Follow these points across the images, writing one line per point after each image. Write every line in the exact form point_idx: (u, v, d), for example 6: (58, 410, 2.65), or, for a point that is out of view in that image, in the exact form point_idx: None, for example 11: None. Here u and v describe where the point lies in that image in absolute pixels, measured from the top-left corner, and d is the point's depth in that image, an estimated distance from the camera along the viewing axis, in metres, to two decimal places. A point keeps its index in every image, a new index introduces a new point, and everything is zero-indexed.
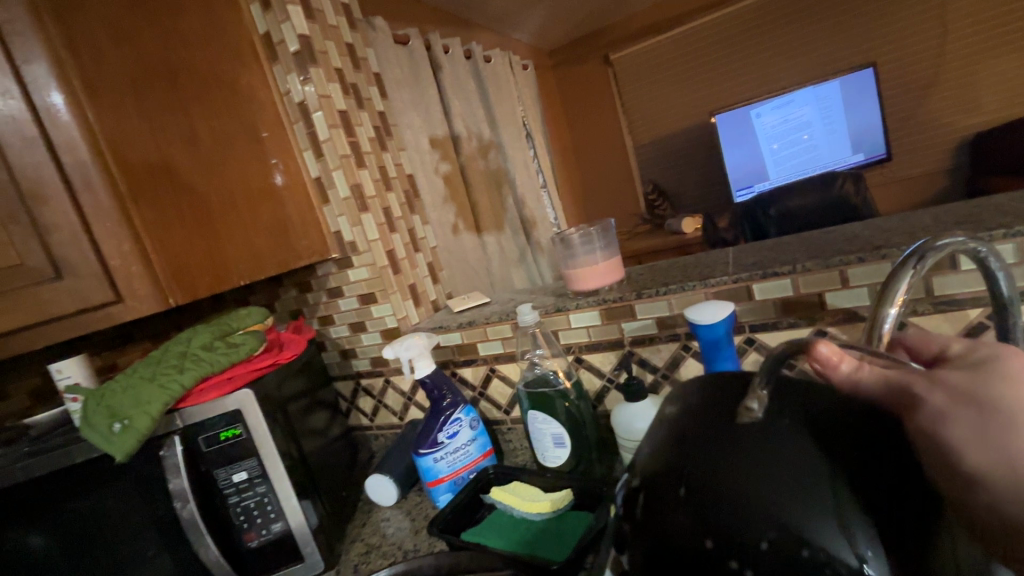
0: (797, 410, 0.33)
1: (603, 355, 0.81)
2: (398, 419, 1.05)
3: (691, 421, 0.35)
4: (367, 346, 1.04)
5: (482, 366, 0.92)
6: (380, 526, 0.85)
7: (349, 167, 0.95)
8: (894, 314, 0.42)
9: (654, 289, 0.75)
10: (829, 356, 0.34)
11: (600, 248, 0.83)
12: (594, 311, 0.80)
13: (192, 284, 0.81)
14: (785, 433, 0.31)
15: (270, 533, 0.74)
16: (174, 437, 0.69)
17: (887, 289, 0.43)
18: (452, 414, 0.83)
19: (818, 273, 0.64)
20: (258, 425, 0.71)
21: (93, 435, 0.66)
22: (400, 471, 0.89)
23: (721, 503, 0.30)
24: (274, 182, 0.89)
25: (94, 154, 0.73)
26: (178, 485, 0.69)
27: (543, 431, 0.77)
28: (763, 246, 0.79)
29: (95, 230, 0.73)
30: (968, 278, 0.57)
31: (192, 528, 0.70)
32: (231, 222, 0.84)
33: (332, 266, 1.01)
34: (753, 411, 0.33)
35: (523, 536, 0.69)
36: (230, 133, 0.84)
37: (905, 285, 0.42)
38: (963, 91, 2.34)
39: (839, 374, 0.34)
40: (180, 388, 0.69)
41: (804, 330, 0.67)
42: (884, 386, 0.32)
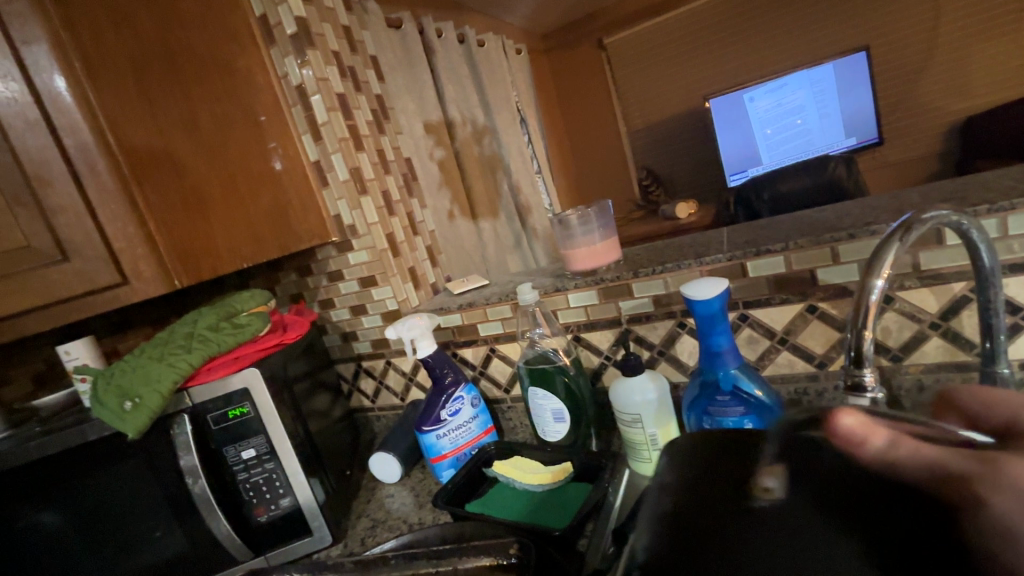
0: (813, 485, 0.29)
1: (601, 333, 0.83)
2: (399, 399, 1.07)
3: (691, 509, 0.35)
4: (368, 329, 1.05)
5: (482, 346, 0.94)
6: (385, 502, 0.87)
7: (348, 150, 0.95)
8: (880, 285, 0.47)
9: (650, 268, 0.77)
10: (855, 429, 0.29)
11: (597, 229, 0.84)
12: (591, 291, 0.81)
13: (197, 266, 0.82)
14: (796, 522, 0.29)
15: (279, 508, 0.76)
16: (184, 415, 0.70)
17: (874, 262, 0.47)
18: (454, 391, 0.85)
19: (810, 250, 0.66)
20: (266, 404, 0.73)
21: (104, 413, 0.68)
22: (403, 448, 0.91)
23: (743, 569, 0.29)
24: (273, 167, 0.89)
25: (97, 136, 0.73)
26: (189, 461, 0.71)
27: (543, 406, 0.79)
28: (756, 225, 0.80)
29: (99, 213, 0.74)
30: (953, 252, 0.59)
31: (203, 504, 0.71)
32: (234, 205, 0.85)
33: (332, 249, 1.02)
34: (768, 490, 0.32)
35: (526, 506, 0.72)
36: (229, 116, 0.85)
37: (892, 256, 0.46)
38: (955, 75, 2.36)
39: (869, 449, 0.28)
40: (189, 367, 0.70)
41: (795, 306, 0.70)
42: (925, 470, 0.26)
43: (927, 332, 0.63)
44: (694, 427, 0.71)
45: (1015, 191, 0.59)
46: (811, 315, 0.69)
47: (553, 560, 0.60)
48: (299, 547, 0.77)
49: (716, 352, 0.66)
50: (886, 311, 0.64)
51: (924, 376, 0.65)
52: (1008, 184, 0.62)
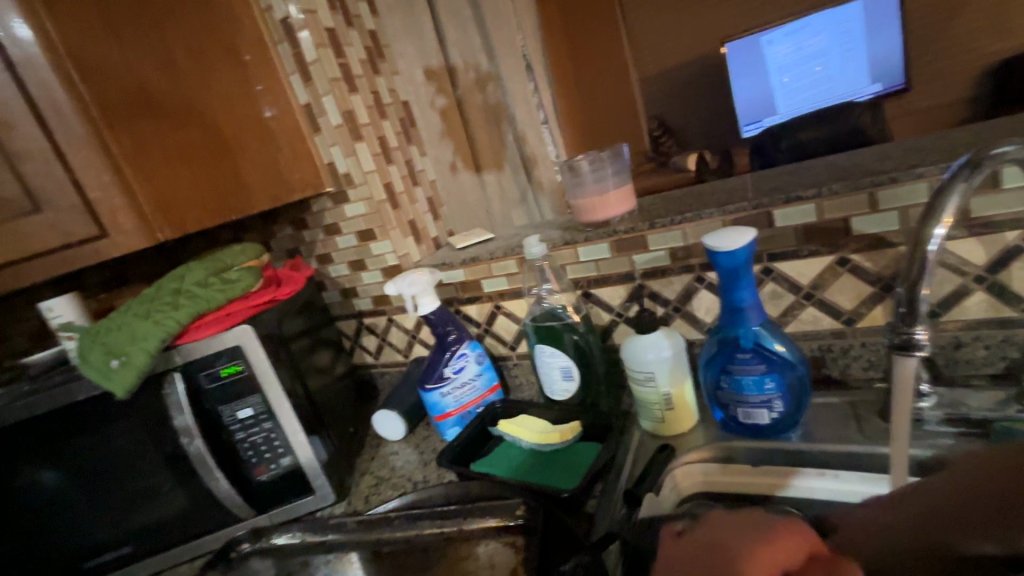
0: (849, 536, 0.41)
1: (613, 289, 0.78)
2: (403, 356, 1.04)
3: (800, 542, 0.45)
4: (368, 285, 1.01)
5: (487, 303, 0.90)
6: (390, 460, 0.86)
7: (340, 92, 0.88)
8: (940, 233, 0.43)
9: (667, 219, 0.71)
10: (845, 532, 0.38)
11: (610, 178, 0.78)
12: (603, 243, 0.76)
13: (181, 216, 0.78)
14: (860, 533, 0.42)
15: (279, 467, 0.74)
16: (174, 374, 0.68)
17: (933, 208, 0.43)
18: (458, 349, 0.82)
19: (845, 197, 0.61)
20: (261, 362, 0.70)
21: (92, 372, 0.65)
22: (407, 406, 0.89)
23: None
24: (262, 114, 0.82)
25: (61, 74, 0.68)
26: (183, 421, 0.69)
27: (551, 364, 0.75)
28: (784, 171, 0.74)
29: (71, 159, 0.70)
30: (1010, 197, 0.53)
31: (200, 462, 0.70)
32: (220, 154, 0.79)
33: (328, 201, 0.97)
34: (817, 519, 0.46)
35: (531, 466, 0.70)
36: (209, 55, 0.77)
37: (955, 201, 0.42)
38: (991, 14, 2.19)
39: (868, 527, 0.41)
40: (176, 325, 0.67)
41: (825, 258, 0.64)
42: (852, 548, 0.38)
43: (971, 287, 0.58)
44: (708, 385, 0.67)
45: None
46: (842, 268, 0.64)
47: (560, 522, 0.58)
48: (302, 505, 0.76)
49: (738, 308, 0.61)
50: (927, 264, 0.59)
51: (962, 332, 0.60)
52: None
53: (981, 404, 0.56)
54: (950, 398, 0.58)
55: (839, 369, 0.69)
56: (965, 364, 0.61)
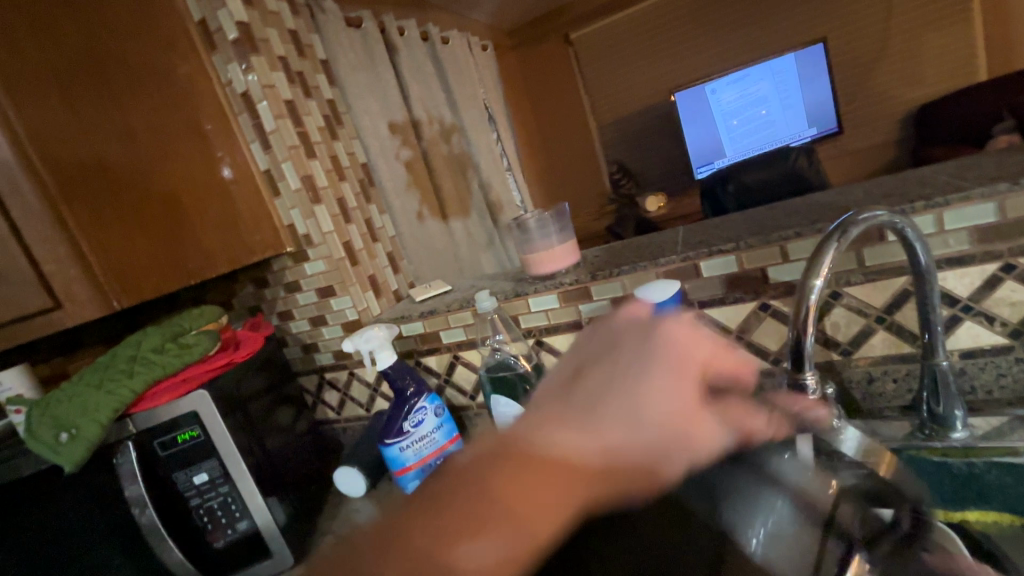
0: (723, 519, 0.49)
1: (563, 336, 0.82)
2: (365, 411, 1.05)
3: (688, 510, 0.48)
4: (329, 340, 1.03)
5: (446, 353, 0.93)
6: (351, 518, 0.86)
7: (299, 158, 0.93)
8: (818, 285, 0.48)
9: (607, 271, 0.77)
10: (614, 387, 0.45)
11: (555, 233, 0.84)
12: (551, 294, 0.81)
13: (138, 285, 0.79)
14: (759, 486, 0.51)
15: (236, 532, 0.74)
16: (127, 444, 0.68)
17: (814, 262, 0.49)
18: (416, 402, 0.84)
19: (759, 249, 0.67)
20: (217, 427, 0.71)
21: (39, 447, 0.65)
22: (368, 462, 0.90)
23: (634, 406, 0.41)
24: (222, 177, 0.87)
25: (15, 149, 0.70)
26: (135, 492, 0.68)
27: (505, 415, 0.78)
28: (712, 223, 0.81)
29: (26, 235, 0.73)
30: (893, 248, 0.60)
31: (152, 533, 0.69)
32: (178, 221, 0.82)
33: (288, 260, 1.00)
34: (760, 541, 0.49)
35: None
36: (170, 127, 0.82)
37: (829, 256, 0.48)
38: (908, 64, 2.39)
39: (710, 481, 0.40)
40: (131, 393, 0.68)
41: (748, 304, 0.70)
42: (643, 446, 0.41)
43: (874, 326, 0.64)
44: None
45: (951, 185, 0.60)
46: (764, 313, 0.69)
47: None
48: (259, 570, 0.76)
49: None
50: (834, 307, 0.65)
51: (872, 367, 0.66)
52: (947, 178, 0.62)
53: (892, 434, 0.61)
54: (866, 429, 0.63)
55: None
56: (878, 397, 0.66)
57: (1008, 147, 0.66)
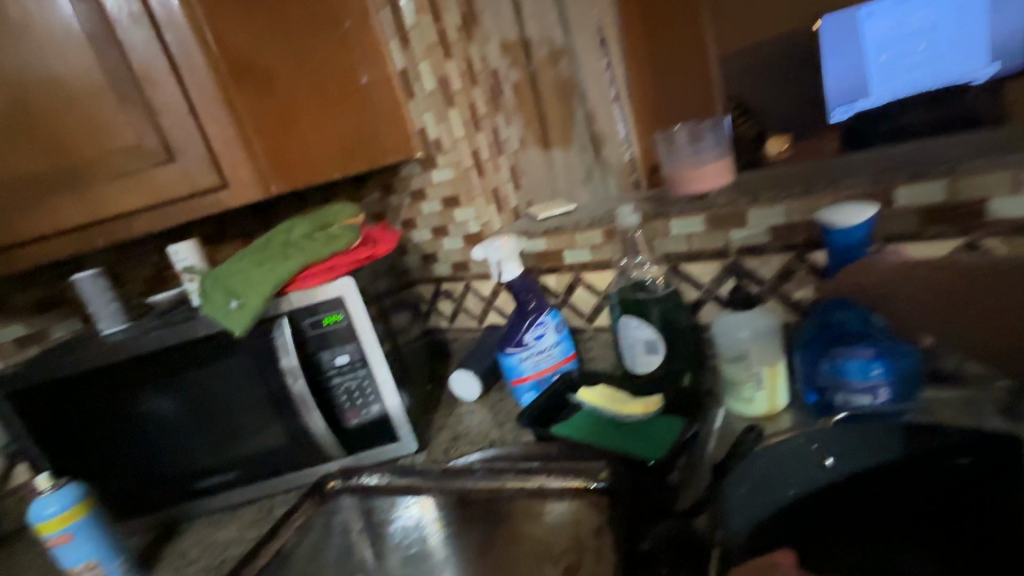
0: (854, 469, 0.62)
1: (704, 265, 0.76)
2: (476, 323, 1.07)
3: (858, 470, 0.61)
4: (449, 250, 1.05)
5: (567, 274, 0.90)
6: (464, 418, 0.89)
7: (437, 59, 0.93)
8: None
9: (772, 194, 0.69)
10: None
11: (711, 150, 0.77)
12: (698, 217, 0.74)
13: (290, 172, 0.83)
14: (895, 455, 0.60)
15: (368, 414, 0.79)
16: (283, 319, 0.73)
17: None
18: (538, 317, 0.83)
19: (979, 178, 0.58)
20: (358, 312, 0.74)
21: (213, 312, 0.72)
22: (483, 369, 0.92)
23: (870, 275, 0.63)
24: (361, 82, 0.88)
25: (194, 30, 0.74)
26: (289, 361, 0.74)
27: (634, 337, 0.73)
28: (902, 151, 0.70)
29: (201, 114, 0.77)
30: None
31: (301, 401, 0.75)
32: (324, 115, 0.84)
33: (416, 166, 1.01)
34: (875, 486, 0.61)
35: (615, 435, 0.69)
36: (318, 22, 0.83)
37: None
38: None
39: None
40: (289, 272, 0.72)
41: (951, 242, 0.61)
42: None
43: None
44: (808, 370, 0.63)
45: None
46: (969, 253, 0.60)
47: (646, 489, 0.60)
48: (384, 452, 0.81)
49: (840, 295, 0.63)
50: None
51: None
52: None
53: None
54: None
55: (952, 362, 0.62)
56: None
57: None
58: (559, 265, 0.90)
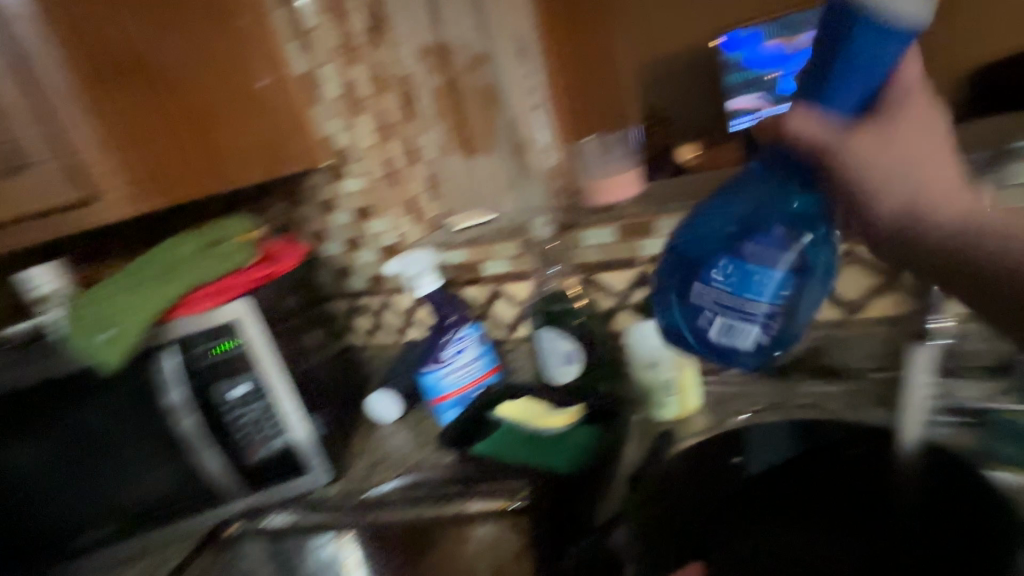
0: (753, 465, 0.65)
1: (618, 274, 0.77)
2: (397, 339, 1.03)
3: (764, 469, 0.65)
4: (363, 264, 1.00)
5: (487, 286, 0.88)
6: (384, 441, 0.85)
7: (341, 63, 0.90)
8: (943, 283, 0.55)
9: (676, 204, 0.71)
10: None
11: (620, 159, 0.78)
12: (609, 228, 0.76)
13: (172, 181, 0.75)
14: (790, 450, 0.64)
15: (273, 447, 0.72)
16: (170, 348, 0.66)
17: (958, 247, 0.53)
18: (456, 332, 0.81)
19: None
20: (256, 338, 0.68)
21: (80, 344, 0.64)
22: (403, 388, 0.88)
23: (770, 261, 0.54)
24: (256, 86, 0.80)
25: (51, 29, 0.67)
26: (175, 399, 0.69)
27: (553, 347, 0.72)
28: None
29: (60, 118, 0.68)
30: None
31: (193, 440, 0.70)
32: (212, 120, 0.77)
33: (325, 176, 0.96)
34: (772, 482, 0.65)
35: (537, 450, 0.67)
36: (200, 19, 0.75)
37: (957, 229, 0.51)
38: None
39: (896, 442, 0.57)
40: (170, 297, 0.65)
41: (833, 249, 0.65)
42: None
43: None
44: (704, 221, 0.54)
45: None
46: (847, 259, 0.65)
47: (563, 505, 0.60)
48: (294, 486, 0.74)
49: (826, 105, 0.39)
50: None
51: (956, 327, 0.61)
52: None
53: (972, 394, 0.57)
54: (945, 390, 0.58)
55: (837, 358, 0.69)
56: None
57: None
58: (478, 277, 0.88)
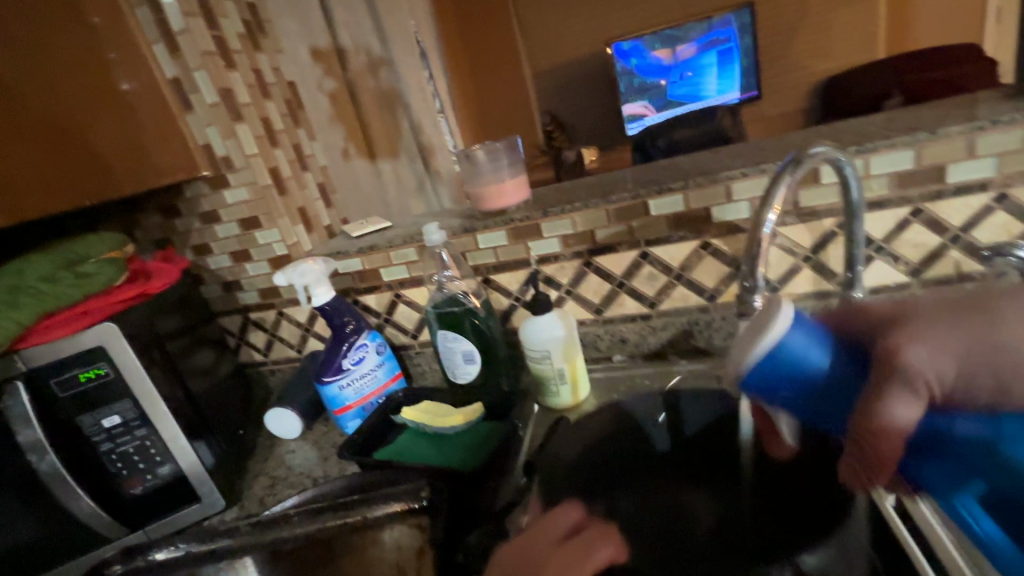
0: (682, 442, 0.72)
1: (511, 274, 0.81)
2: (296, 353, 0.99)
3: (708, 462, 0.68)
4: (254, 277, 0.95)
5: (386, 292, 0.88)
6: (286, 458, 0.82)
7: (215, 67, 0.82)
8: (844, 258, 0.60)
9: (558, 208, 0.76)
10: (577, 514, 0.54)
11: (506, 167, 0.82)
12: (500, 231, 0.79)
13: (28, 197, 0.73)
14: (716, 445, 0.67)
15: (156, 478, 0.68)
16: (17, 383, 0.60)
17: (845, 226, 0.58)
18: (356, 340, 0.80)
19: (707, 188, 0.69)
20: (129, 362, 0.64)
21: None
22: (304, 402, 0.85)
23: (888, 431, 0.42)
24: (119, 88, 0.73)
25: None
26: (30, 437, 0.61)
27: (453, 350, 0.76)
28: (660, 165, 0.82)
29: None
30: (827, 190, 0.65)
31: (55, 480, 0.63)
32: (70, 130, 0.73)
33: (204, 185, 0.89)
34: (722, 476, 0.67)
35: (440, 451, 0.70)
36: (47, 16, 0.68)
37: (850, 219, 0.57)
38: (821, 38, 2.54)
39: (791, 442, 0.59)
40: (17, 326, 0.59)
41: (691, 243, 0.73)
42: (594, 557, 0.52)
43: (801, 265, 0.69)
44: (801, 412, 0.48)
45: (876, 135, 0.65)
46: (705, 252, 0.73)
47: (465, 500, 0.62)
48: (185, 515, 0.71)
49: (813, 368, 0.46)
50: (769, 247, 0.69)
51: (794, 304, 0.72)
52: (872, 129, 0.68)
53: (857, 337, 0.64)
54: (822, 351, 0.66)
55: (704, 339, 0.78)
56: None
57: (914, 107, 0.74)
58: (376, 285, 0.88)
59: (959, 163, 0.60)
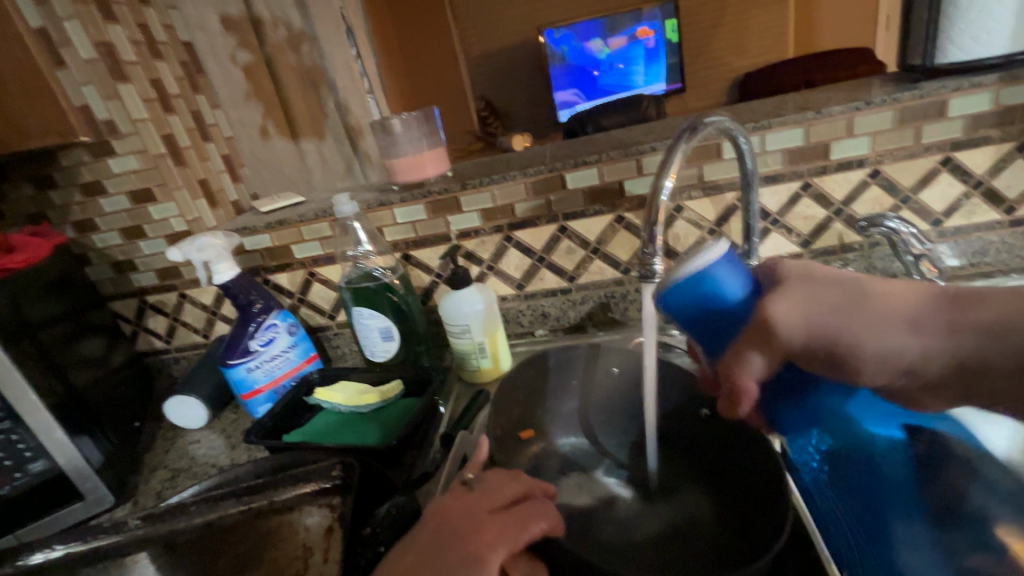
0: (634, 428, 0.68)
1: (431, 250, 0.80)
2: (201, 338, 0.92)
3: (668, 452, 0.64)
4: (150, 256, 0.87)
5: (299, 270, 0.84)
6: (189, 449, 0.76)
7: (90, 18, 0.73)
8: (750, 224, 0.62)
9: (477, 180, 0.75)
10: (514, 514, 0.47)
11: (423, 139, 0.80)
12: (419, 204, 0.77)
13: None
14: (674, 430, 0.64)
15: (27, 476, 0.61)
16: None
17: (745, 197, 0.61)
18: (265, 320, 0.75)
19: (619, 162, 0.71)
20: None
21: None
22: (209, 389, 0.80)
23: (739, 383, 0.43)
24: None
25: None
26: None
27: (369, 326, 0.74)
28: (577, 142, 0.83)
29: None
30: (728, 165, 0.68)
31: None
32: None
33: (83, 153, 0.80)
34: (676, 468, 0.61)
35: (353, 429, 0.68)
36: None
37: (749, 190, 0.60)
38: (738, 36, 2.68)
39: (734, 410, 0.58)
40: None
41: (606, 217, 0.75)
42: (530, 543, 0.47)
43: (706, 237, 0.73)
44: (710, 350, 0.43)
45: (772, 113, 0.70)
46: (619, 225, 0.75)
47: (377, 475, 0.60)
48: (66, 516, 0.64)
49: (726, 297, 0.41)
50: (677, 220, 0.72)
51: None
52: (767, 108, 0.72)
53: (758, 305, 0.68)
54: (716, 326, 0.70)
55: (620, 311, 0.80)
56: None
57: (808, 91, 0.79)
58: (288, 262, 0.83)
59: (837, 142, 0.66)
